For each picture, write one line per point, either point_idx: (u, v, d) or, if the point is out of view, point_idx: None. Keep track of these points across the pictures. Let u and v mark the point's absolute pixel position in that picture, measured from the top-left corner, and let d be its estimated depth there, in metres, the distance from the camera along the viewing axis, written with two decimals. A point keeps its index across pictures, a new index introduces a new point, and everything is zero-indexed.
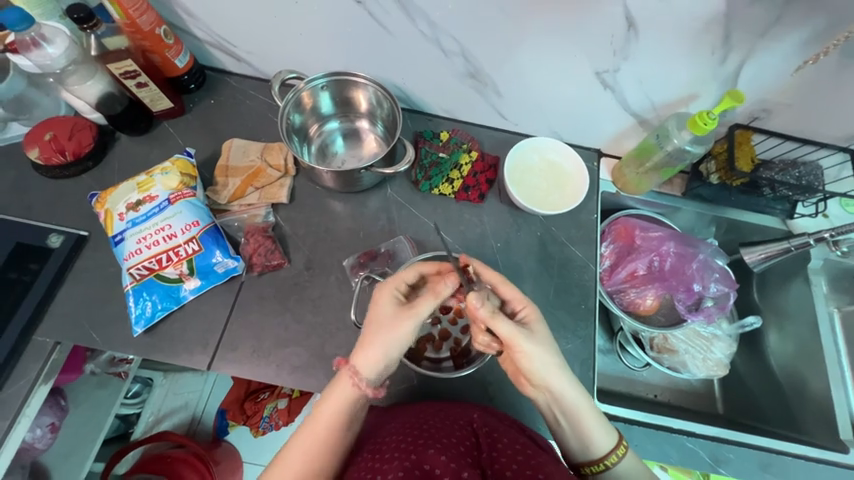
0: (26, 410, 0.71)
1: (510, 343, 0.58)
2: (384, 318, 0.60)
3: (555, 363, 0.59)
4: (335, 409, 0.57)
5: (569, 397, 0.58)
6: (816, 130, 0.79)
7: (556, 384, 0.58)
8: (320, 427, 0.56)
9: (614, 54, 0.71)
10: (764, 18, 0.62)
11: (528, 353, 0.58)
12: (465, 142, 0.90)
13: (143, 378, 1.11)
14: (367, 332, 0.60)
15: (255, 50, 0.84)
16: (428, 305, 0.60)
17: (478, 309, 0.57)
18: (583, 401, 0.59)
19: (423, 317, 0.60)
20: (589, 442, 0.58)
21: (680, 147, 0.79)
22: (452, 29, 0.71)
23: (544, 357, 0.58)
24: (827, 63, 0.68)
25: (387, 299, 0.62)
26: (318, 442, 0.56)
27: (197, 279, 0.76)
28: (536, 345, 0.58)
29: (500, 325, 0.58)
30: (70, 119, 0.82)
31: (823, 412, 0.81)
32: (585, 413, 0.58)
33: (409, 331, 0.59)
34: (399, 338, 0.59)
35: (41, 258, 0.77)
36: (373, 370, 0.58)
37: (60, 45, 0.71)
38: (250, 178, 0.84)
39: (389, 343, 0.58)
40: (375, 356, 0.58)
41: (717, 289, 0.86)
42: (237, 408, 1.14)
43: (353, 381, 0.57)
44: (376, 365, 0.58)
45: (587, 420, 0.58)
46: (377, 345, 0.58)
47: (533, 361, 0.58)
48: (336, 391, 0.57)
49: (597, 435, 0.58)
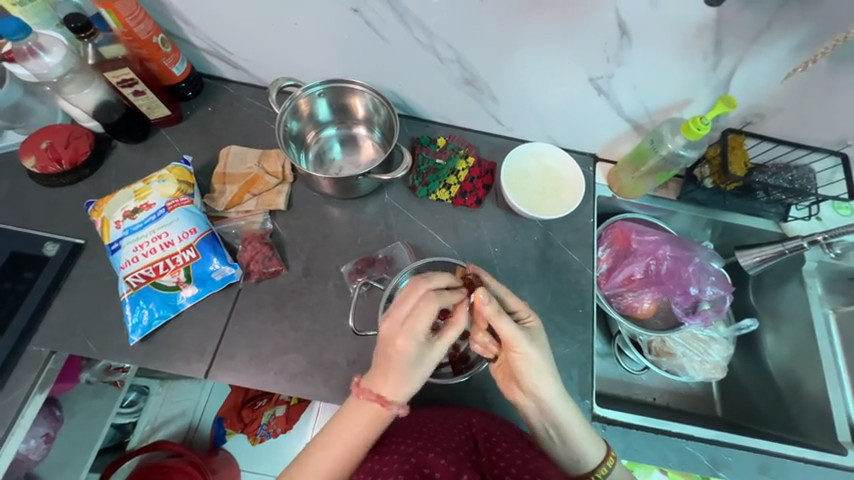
0: (21, 421, 0.70)
1: (508, 343, 0.58)
2: (414, 353, 0.57)
3: (549, 372, 0.59)
4: (359, 432, 0.56)
5: (559, 405, 0.59)
6: (808, 134, 0.80)
7: (547, 391, 0.58)
8: (346, 451, 0.56)
9: (608, 61, 0.72)
10: (755, 24, 0.63)
11: (526, 357, 0.58)
12: (462, 148, 0.90)
13: (140, 386, 1.08)
14: (398, 371, 0.57)
15: (252, 58, 0.85)
16: (458, 331, 0.60)
17: (485, 305, 0.57)
18: (574, 412, 0.60)
19: (454, 340, 0.60)
20: (577, 454, 0.59)
21: (674, 151, 0.80)
22: (448, 38, 0.72)
23: (541, 363, 0.59)
24: (817, 69, 0.69)
25: (410, 332, 0.58)
26: (340, 461, 0.56)
27: (194, 286, 0.76)
28: (534, 350, 0.59)
29: (503, 325, 0.57)
30: (66, 127, 0.82)
31: (820, 414, 0.81)
32: (575, 423, 0.59)
33: (439, 357, 0.59)
34: (431, 365, 0.59)
35: (35, 267, 0.77)
36: (409, 397, 0.59)
37: (58, 54, 0.72)
38: (247, 185, 0.85)
39: (426, 373, 0.59)
40: (414, 387, 0.58)
41: (713, 292, 0.87)
42: (234, 416, 1.10)
43: (396, 412, 0.57)
44: (411, 392, 0.59)
45: (576, 431, 0.59)
46: (415, 378, 0.58)
47: (528, 365, 0.58)
48: (366, 420, 0.57)
49: (587, 446, 0.59)
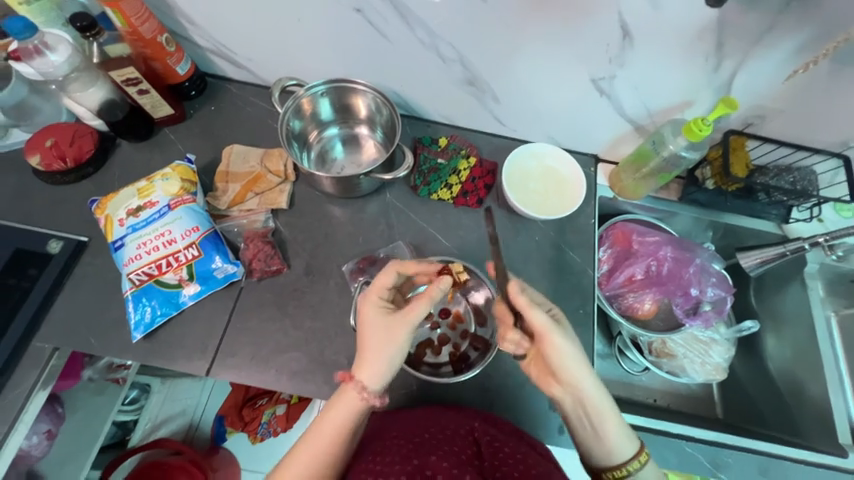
0: (23, 417, 0.70)
1: (541, 334, 0.60)
2: (376, 323, 0.61)
3: (582, 361, 0.60)
4: (341, 420, 0.57)
5: (594, 394, 0.59)
6: (810, 135, 0.80)
7: (585, 380, 0.59)
8: (331, 441, 0.56)
9: (610, 61, 0.72)
10: (757, 26, 0.64)
11: (559, 347, 0.59)
12: (464, 148, 0.90)
13: (141, 384, 1.10)
14: (364, 345, 0.60)
15: (255, 57, 0.85)
16: (423, 308, 0.61)
17: (517, 295, 0.60)
18: (607, 401, 0.59)
19: (418, 319, 0.61)
20: (608, 447, 0.59)
21: (676, 152, 0.80)
22: (451, 38, 0.72)
23: (575, 352, 0.59)
24: (819, 71, 0.69)
25: (373, 306, 0.63)
26: (327, 451, 0.56)
27: (196, 284, 0.76)
28: (567, 340, 0.60)
29: (536, 315, 0.59)
30: (70, 125, 0.83)
31: (822, 416, 0.81)
32: (609, 412, 0.59)
33: (406, 335, 0.61)
34: (396, 345, 0.60)
35: (39, 264, 0.77)
36: (379, 383, 0.59)
37: (63, 53, 0.72)
38: (250, 184, 0.85)
39: (388, 349, 0.59)
40: (380, 369, 0.59)
41: (714, 293, 0.87)
42: (235, 415, 1.09)
43: (361, 395, 0.57)
44: (381, 378, 0.59)
45: (610, 421, 0.59)
46: (379, 355, 0.59)
47: (564, 355, 0.59)
48: (342, 403, 0.57)
49: (620, 436, 0.59)
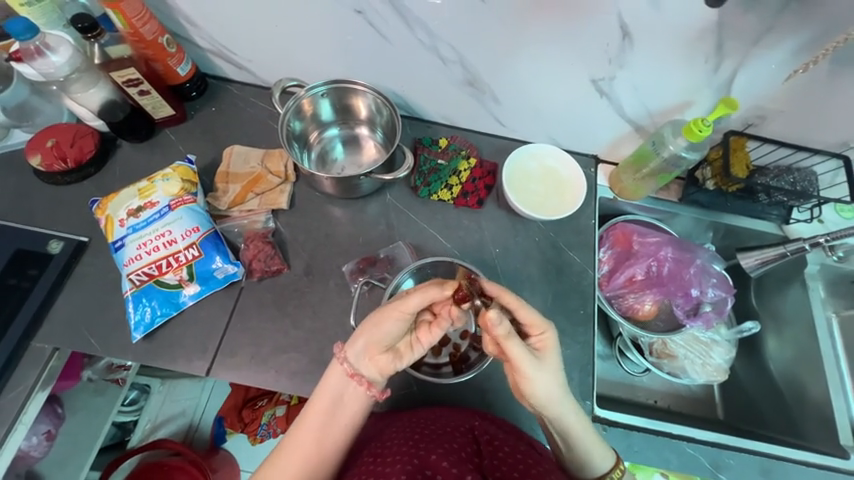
0: (23, 417, 0.70)
1: (516, 366, 0.57)
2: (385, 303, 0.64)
3: (558, 388, 0.59)
4: (324, 387, 0.60)
5: (569, 418, 0.59)
6: (810, 136, 0.80)
7: (557, 409, 0.58)
8: (314, 408, 0.59)
9: (609, 63, 0.72)
10: (757, 26, 0.64)
11: (532, 380, 0.57)
12: (464, 149, 0.90)
13: (140, 384, 1.10)
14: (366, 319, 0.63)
15: (256, 58, 0.85)
16: (419, 300, 0.59)
17: (495, 329, 0.55)
18: (581, 422, 0.60)
19: (411, 308, 0.59)
20: (584, 461, 0.60)
21: (676, 153, 0.80)
22: (450, 39, 0.72)
23: (548, 383, 0.58)
24: (819, 71, 0.69)
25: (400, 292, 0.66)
26: (314, 421, 0.59)
27: (197, 284, 0.76)
28: (542, 372, 0.58)
29: (512, 347, 0.56)
30: (73, 126, 0.83)
31: (822, 417, 0.81)
32: (582, 434, 0.59)
33: (395, 318, 0.60)
34: (385, 322, 0.60)
35: (40, 264, 0.78)
36: (356, 351, 0.61)
37: (65, 54, 0.72)
38: (250, 185, 0.85)
39: (373, 323, 0.61)
40: (360, 339, 0.61)
41: (714, 294, 0.87)
42: (234, 416, 1.12)
43: (337, 356, 0.61)
44: (359, 347, 0.61)
45: (584, 442, 0.60)
46: (365, 325, 0.62)
47: (537, 387, 0.58)
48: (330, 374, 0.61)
49: (595, 454, 0.60)
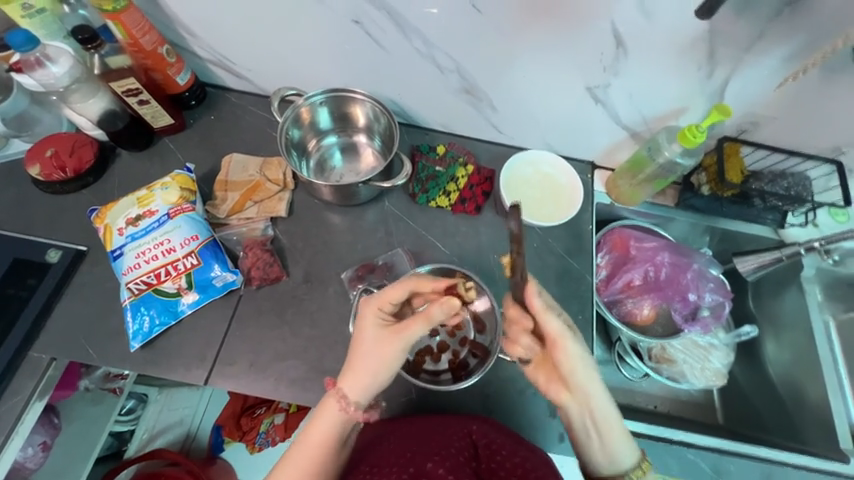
0: (20, 428, 0.70)
1: (555, 340, 0.59)
2: (370, 337, 0.60)
3: (592, 369, 0.59)
4: (328, 430, 0.58)
5: (604, 403, 0.59)
6: (803, 142, 0.81)
7: (593, 389, 0.59)
8: (311, 444, 0.57)
9: (604, 70, 0.73)
10: (749, 34, 0.65)
11: (570, 354, 0.59)
12: (461, 156, 0.91)
13: (138, 393, 1.08)
14: (354, 354, 0.60)
15: (254, 67, 0.86)
16: (421, 329, 0.59)
17: (536, 298, 0.58)
18: (614, 409, 0.59)
19: (415, 339, 0.60)
20: (611, 453, 0.59)
21: (671, 159, 0.81)
22: (448, 48, 0.73)
23: (584, 360, 0.59)
24: (810, 78, 0.70)
25: (372, 315, 0.61)
26: (313, 462, 0.57)
27: (195, 293, 0.76)
28: (578, 347, 0.59)
29: (551, 319, 0.58)
30: (71, 136, 0.83)
31: (822, 421, 0.81)
32: (615, 421, 0.59)
33: (398, 353, 0.59)
34: (386, 363, 0.59)
35: (38, 273, 0.78)
36: (361, 395, 0.59)
37: (64, 64, 0.73)
38: (248, 193, 0.85)
39: (374, 366, 0.59)
40: (361, 383, 0.58)
41: (711, 299, 0.88)
42: (233, 424, 1.12)
43: (342, 407, 0.58)
44: (365, 391, 0.59)
45: (615, 431, 0.59)
46: (364, 369, 0.59)
47: (575, 364, 0.59)
48: (327, 412, 0.58)
49: (622, 446, 0.59)
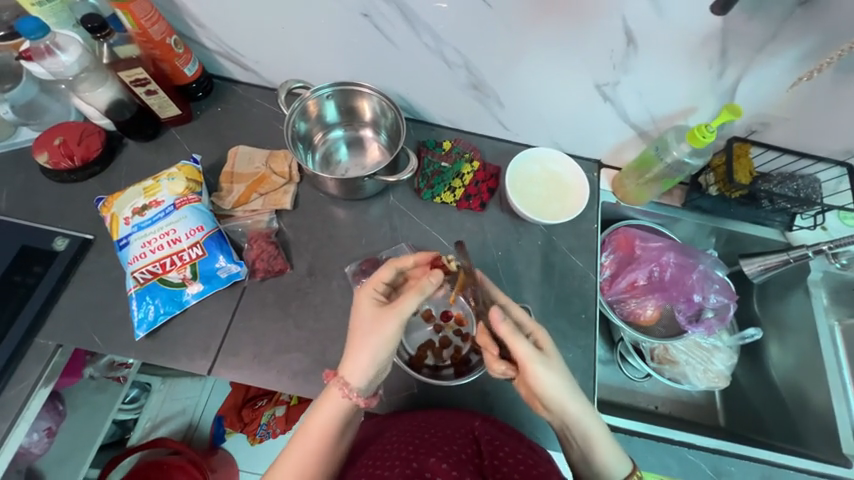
0: (25, 413, 0.71)
1: (524, 365, 0.58)
2: (365, 316, 0.61)
3: (568, 388, 0.57)
4: (330, 419, 0.57)
5: (584, 422, 0.56)
6: (814, 144, 0.80)
7: (571, 410, 0.56)
8: (313, 433, 0.56)
9: (614, 68, 0.72)
10: (762, 34, 0.64)
11: (541, 378, 0.57)
12: (467, 152, 0.91)
13: (140, 382, 1.09)
14: (352, 340, 0.60)
15: (262, 59, 0.86)
16: (413, 301, 0.61)
17: (499, 323, 0.58)
18: (596, 425, 0.57)
19: (409, 311, 0.60)
20: (600, 468, 0.57)
21: (679, 159, 0.80)
22: (456, 42, 0.73)
23: (558, 381, 0.57)
24: (823, 80, 0.69)
25: (366, 296, 0.63)
26: (313, 453, 0.56)
27: (200, 283, 0.76)
28: (549, 369, 0.57)
29: (518, 344, 0.57)
30: (80, 124, 0.84)
31: (825, 426, 0.80)
32: (598, 439, 0.56)
33: (395, 328, 0.59)
34: (384, 339, 0.59)
35: (45, 261, 0.78)
36: (362, 380, 0.58)
37: (74, 53, 0.73)
38: (254, 185, 0.86)
39: (373, 344, 0.59)
40: (361, 363, 0.58)
41: (716, 300, 0.87)
42: (234, 415, 1.11)
43: (345, 393, 0.57)
44: (365, 374, 0.58)
45: (602, 448, 0.57)
46: (364, 352, 0.58)
47: (548, 386, 0.57)
48: (329, 402, 0.57)
49: (611, 461, 0.57)
